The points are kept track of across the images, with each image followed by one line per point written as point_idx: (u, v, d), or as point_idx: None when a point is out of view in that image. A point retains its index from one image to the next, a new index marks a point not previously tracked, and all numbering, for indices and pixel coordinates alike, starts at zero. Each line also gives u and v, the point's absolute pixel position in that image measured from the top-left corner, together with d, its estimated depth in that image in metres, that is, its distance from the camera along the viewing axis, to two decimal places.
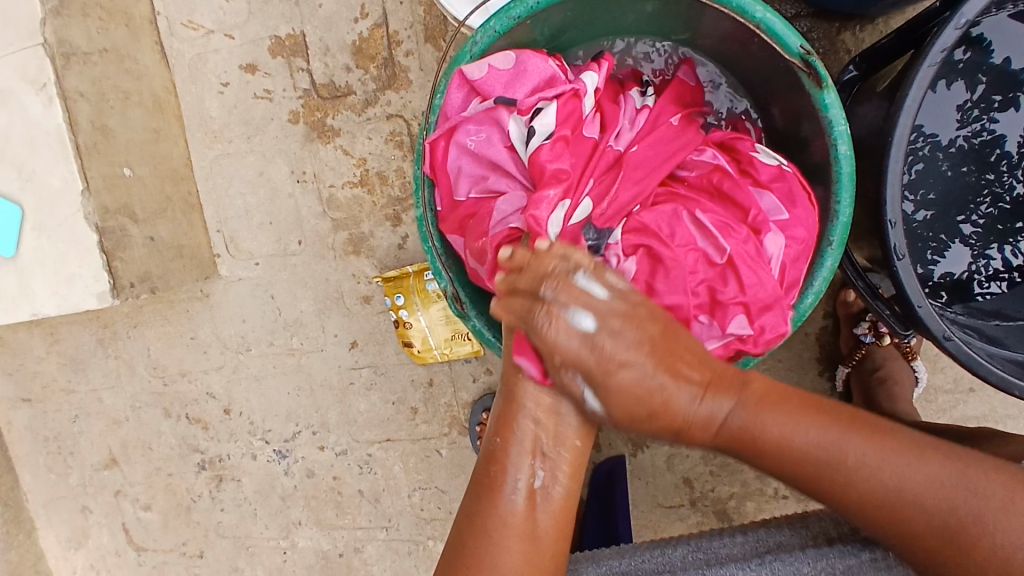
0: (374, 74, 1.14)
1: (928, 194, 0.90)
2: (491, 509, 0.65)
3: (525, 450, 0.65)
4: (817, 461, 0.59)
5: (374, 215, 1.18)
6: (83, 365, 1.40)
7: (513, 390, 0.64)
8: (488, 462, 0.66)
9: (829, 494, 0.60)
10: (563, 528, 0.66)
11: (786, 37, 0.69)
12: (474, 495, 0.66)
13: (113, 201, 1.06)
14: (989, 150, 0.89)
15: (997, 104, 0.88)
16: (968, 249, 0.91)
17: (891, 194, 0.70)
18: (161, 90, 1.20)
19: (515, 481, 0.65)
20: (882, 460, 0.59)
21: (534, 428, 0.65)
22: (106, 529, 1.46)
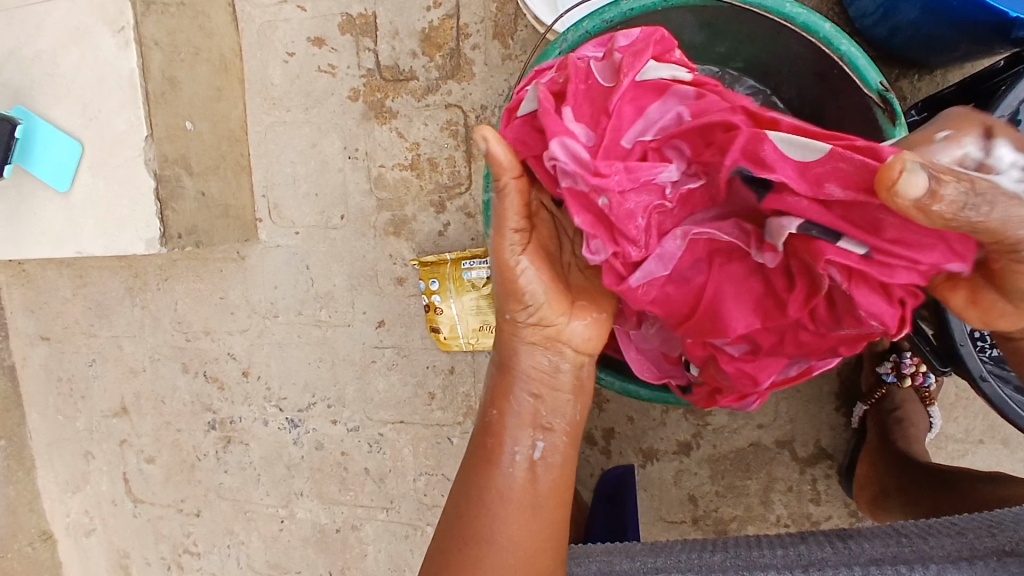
0: (438, 62, 1.17)
1: None
2: (488, 483, 0.66)
3: (522, 423, 0.68)
4: None
5: (419, 199, 1.20)
6: (108, 312, 1.41)
7: (509, 360, 0.69)
8: (485, 434, 0.68)
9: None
10: (560, 497, 0.67)
11: (867, 72, 0.72)
12: (468, 474, 0.68)
13: (173, 151, 1.08)
14: None
15: None
16: None
17: None
18: (228, 52, 1.23)
19: (511, 452, 0.67)
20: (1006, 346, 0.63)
21: (532, 401, 0.68)
22: (106, 477, 1.47)
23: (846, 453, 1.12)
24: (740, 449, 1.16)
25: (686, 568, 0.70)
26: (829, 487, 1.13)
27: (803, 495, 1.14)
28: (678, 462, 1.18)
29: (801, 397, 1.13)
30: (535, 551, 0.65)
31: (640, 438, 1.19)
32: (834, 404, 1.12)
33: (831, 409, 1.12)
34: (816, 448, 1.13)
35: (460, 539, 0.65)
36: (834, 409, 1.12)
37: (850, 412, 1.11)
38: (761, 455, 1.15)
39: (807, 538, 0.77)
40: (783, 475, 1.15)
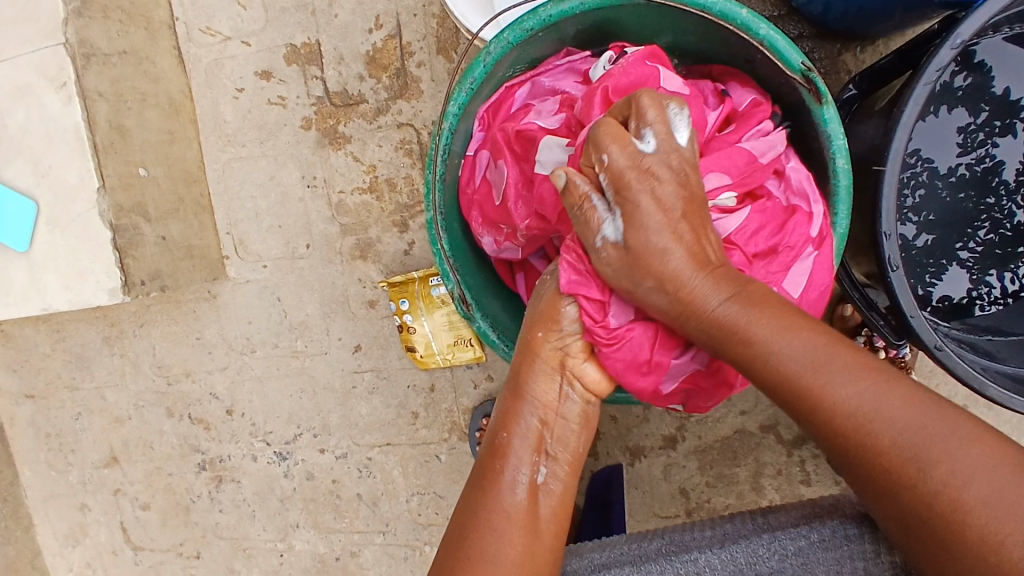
0: (386, 83, 1.17)
1: (929, 217, 0.93)
2: (492, 504, 0.67)
3: (527, 446, 0.69)
4: (797, 372, 0.57)
5: (382, 221, 1.20)
6: (88, 363, 1.41)
7: (521, 382, 0.71)
8: (491, 454, 0.70)
9: (813, 414, 0.57)
10: (561, 523, 0.68)
11: (788, 54, 0.71)
12: (473, 490, 0.69)
13: (128, 199, 1.09)
14: (990, 176, 0.92)
15: (998, 131, 0.91)
16: (966, 272, 0.93)
17: (886, 207, 0.73)
18: (177, 94, 1.23)
19: (516, 474, 0.68)
20: (830, 352, 0.57)
21: (540, 426, 0.70)
22: (104, 527, 1.46)
23: None
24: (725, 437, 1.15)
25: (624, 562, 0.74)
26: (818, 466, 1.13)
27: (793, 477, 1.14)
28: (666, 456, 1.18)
29: None
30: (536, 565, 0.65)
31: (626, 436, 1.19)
32: None
33: None
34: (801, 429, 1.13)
35: (456, 551, 0.65)
36: None
37: None
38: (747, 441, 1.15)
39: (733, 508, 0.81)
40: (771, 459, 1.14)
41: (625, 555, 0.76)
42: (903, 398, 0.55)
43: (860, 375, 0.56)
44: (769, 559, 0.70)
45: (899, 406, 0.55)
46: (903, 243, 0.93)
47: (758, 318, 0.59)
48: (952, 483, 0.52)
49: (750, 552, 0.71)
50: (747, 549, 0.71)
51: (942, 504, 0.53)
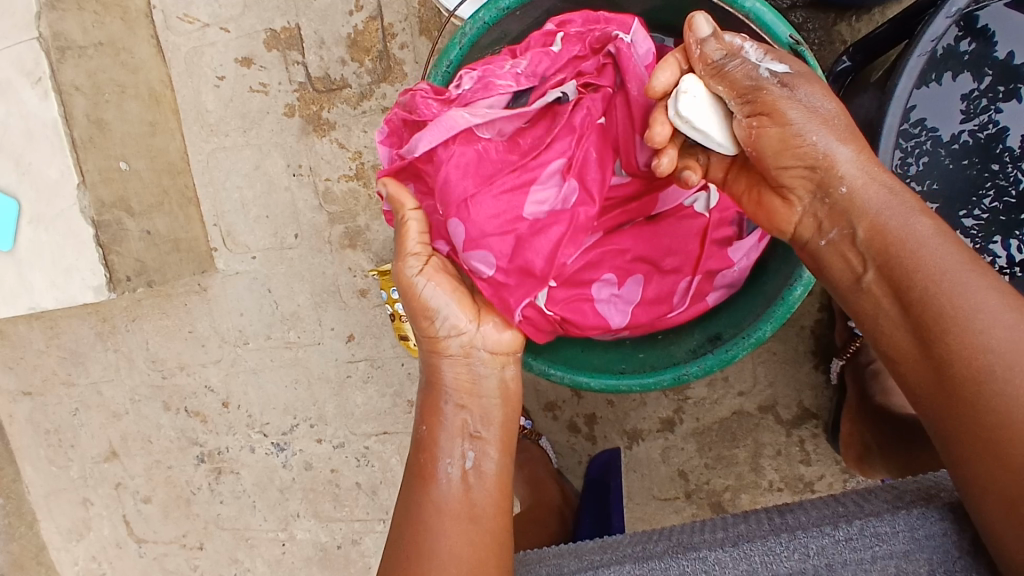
0: (369, 66, 1.14)
1: (933, 185, 0.90)
2: (425, 498, 0.70)
3: (452, 433, 0.73)
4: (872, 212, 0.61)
5: (370, 208, 1.18)
6: (83, 359, 1.41)
7: (433, 374, 0.76)
8: (417, 452, 0.73)
9: (930, 327, 0.56)
10: (500, 504, 0.71)
11: (775, 27, 0.69)
12: (408, 490, 0.72)
13: (110, 194, 1.07)
14: (993, 143, 0.89)
15: (1002, 97, 0.88)
16: (970, 241, 0.90)
17: None
18: (157, 84, 1.21)
19: (446, 467, 0.71)
20: (969, 265, 0.56)
21: (460, 410, 0.74)
22: (107, 521, 1.47)
23: (830, 411, 1.10)
24: (724, 419, 1.14)
25: (627, 560, 0.71)
26: (818, 446, 1.11)
27: (793, 457, 1.12)
28: (664, 439, 1.17)
29: (777, 358, 1.11)
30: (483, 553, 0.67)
31: (624, 419, 1.18)
32: (813, 362, 1.11)
33: (809, 367, 1.10)
34: (800, 409, 1.12)
35: (398, 555, 0.67)
36: (813, 367, 1.11)
37: (828, 367, 1.10)
38: (745, 422, 1.13)
39: (749, 513, 0.76)
40: (770, 440, 1.13)
41: (625, 554, 0.73)
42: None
43: (976, 268, 0.56)
44: (788, 558, 0.65)
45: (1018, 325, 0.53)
46: None
47: (918, 244, 0.58)
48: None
49: (768, 551, 0.66)
50: (762, 548, 0.67)
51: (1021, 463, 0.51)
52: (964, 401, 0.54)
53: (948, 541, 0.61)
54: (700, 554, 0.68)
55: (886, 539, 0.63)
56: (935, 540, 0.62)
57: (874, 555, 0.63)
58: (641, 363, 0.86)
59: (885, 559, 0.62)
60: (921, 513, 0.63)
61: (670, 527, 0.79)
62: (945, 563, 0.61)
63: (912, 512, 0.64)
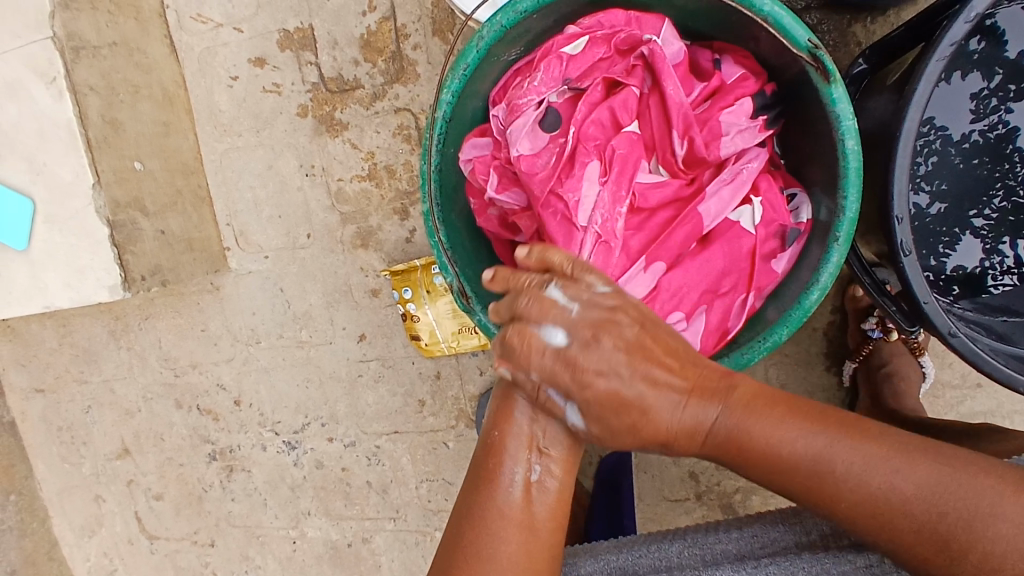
0: (382, 67, 1.14)
1: (942, 185, 0.90)
2: (488, 501, 0.64)
3: (520, 440, 0.66)
4: (806, 473, 0.58)
5: (382, 208, 1.19)
6: (96, 357, 1.42)
7: (511, 396, 0.67)
8: (485, 453, 0.67)
9: (827, 499, 0.58)
10: (560, 519, 0.66)
11: (794, 31, 0.69)
12: (467, 490, 0.66)
13: (124, 194, 1.08)
14: (1003, 142, 0.88)
15: (1013, 96, 0.87)
16: (980, 241, 0.90)
17: (897, 189, 0.71)
18: (171, 84, 1.21)
19: (511, 472, 0.65)
20: (831, 436, 0.58)
21: (530, 425, 0.66)
22: (119, 518, 1.48)
23: (842, 413, 1.10)
24: None
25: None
26: None
27: None
28: None
29: (790, 360, 1.11)
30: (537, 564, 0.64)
31: None
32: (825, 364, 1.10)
33: (821, 370, 1.10)
34: None
35: (454, 547, 0.64)
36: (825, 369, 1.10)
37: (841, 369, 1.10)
38: None
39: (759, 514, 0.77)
40: None
41: (644, 559, 0.74)
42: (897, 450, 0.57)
43: (843, 440, 0.57)
44: (805, 570, 0.66)
45: (887, 459, 0.56)
46: (916, 212, 0.90)
47: (757, 420, 0.59)
48: (972, 528, 0.54)
49: (784, 564, 0.67)
50: (780, 562, 0.68)
51: (956, 545, 0.55)
52: (867, 510, 0.57)
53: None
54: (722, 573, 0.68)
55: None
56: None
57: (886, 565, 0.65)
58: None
59: (893, 573, 0.65)
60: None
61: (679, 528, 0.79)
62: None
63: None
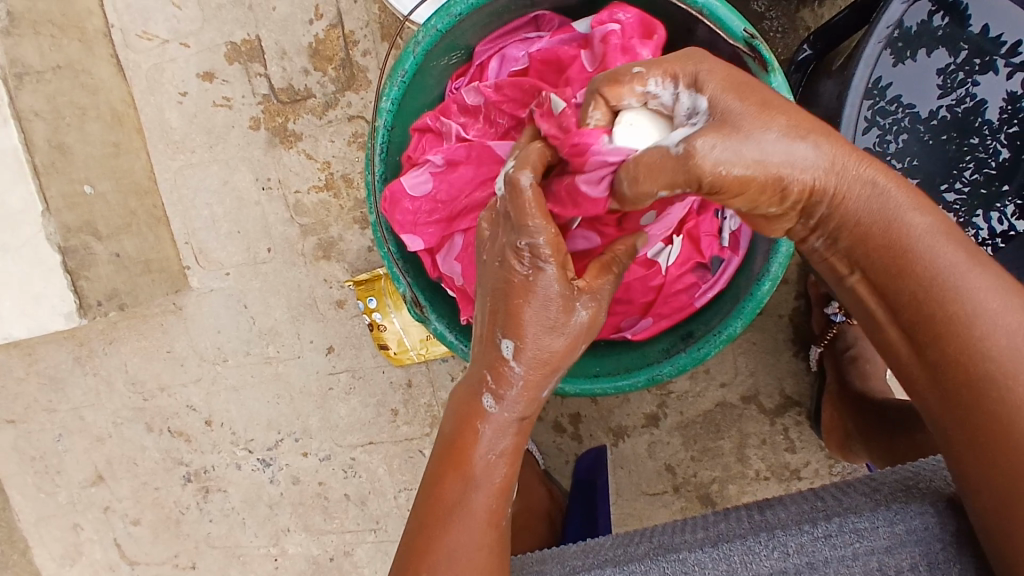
0: (332, 75, 1.13)
1: (913, 162, 0.90)
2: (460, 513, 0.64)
3: (483, 463, 0.66)
4: (873, 217, 0.57)
5: (342, 218, 1.17)
6: (62, 384, 1.39)
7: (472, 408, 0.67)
8: (441, 478, 0.65)
9: (884, 263, 0.57)
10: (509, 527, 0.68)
11: (730, 22, 0.69)
12: (420, 525, 0.65)
13: (75, 219, 1.06)
14: (972, 116, 0.88)
15: (978, 69, 0.87)
16: (953, 216, 0.90)
17: None
18: (119, 104, 1.19)
19: (470, 492, 0.65)
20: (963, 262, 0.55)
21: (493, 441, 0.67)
22: (98, 545, 1.46)
23: (812, 398, 1.10)
24: (707, 411, 1.14)
25: (607, 564, 0.69)
26: (801, 433, 1.12)
27: (777, 446, 1.13)
28: (649, 434, 1.17)
29: (758, 349, 1.12)
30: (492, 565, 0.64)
31: (607, 417, 1.18)
32: (793, 350, 1.11)
33: (790, 355, 1.11)
34: (782, 397, 1.12)
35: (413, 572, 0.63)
36: (793, 355, 1.11)
37: (808, 354, 1.10)
38: (729, 413, 1.13)
39: (733, 509, 0.75)
40: (755, 429, 1.13)
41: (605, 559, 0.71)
42: (1018, 297, 0.54)
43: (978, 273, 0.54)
44: (769, 557, 0.64)
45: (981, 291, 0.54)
46: None
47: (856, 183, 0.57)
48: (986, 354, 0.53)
49: (748, 549, 0.65)
50: (744, 546, 0.66)
51: (999, 420, 0.52)
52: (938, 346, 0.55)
53: (930, 534, 0.60)
54: (680, 555, 0.66)
55: (867, 534, 0.62)
56: (916, 538, 0.60)
57: (854, 552, 0.61)
58: (615, 366, 0.84)
59: (866, 555, 0.61)
60: (900, 506, 0.62)
61: (651, 529, 0.78)
62: (929, 557, 0.60)
63: (893, 507, 0.62)
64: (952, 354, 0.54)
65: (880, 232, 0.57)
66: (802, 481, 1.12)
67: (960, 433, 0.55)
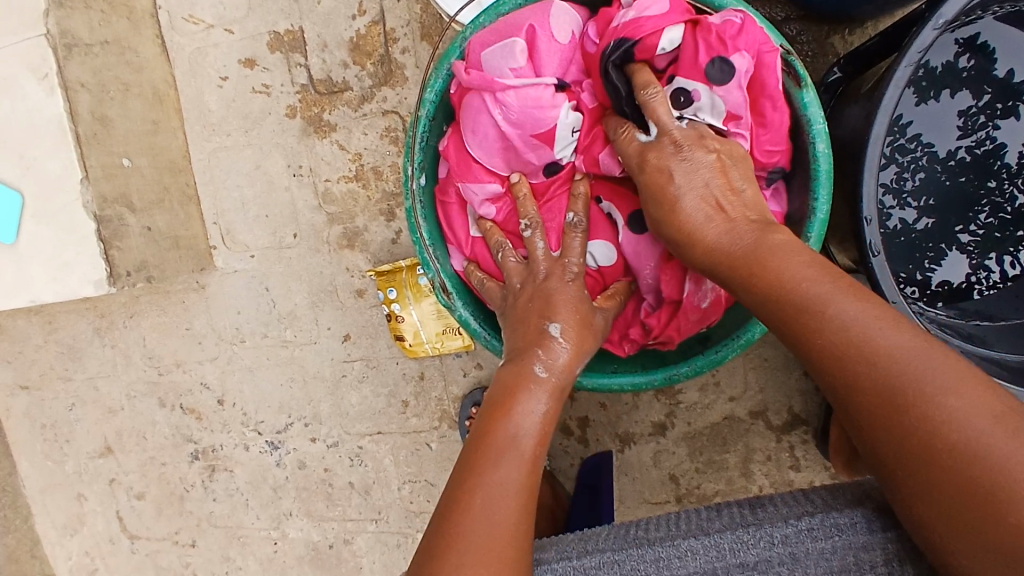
0: (370, 70, 1.16)
1: (929, 201, 0.91)
2: (480, 484, 0.63)
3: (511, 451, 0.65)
4: (819, 318, 0.57)
5: (369, 209, 1.20)
6: (80, 354, 1.41)
7: (509, 390, 0.70)
8: (473, 451, 0.66)
9: (833, 363, 0.57)
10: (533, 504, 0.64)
11: (768, 37, 0.74)
12: (459, 469, 0.66)
13: (111, 190, 1.09)
14: (991, 159, 0.90)
15: (1000, 113, 0.89)
16: (966, 257, 0.92)
17: (867, 193, 0.71)
18: (161, 84, 1.23)
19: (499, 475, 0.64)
20: (880, 319, 0.56)
21: (516, 413, 0.68)
22: (101, 517, 1.48)
23: (819, 418, 1.12)
24: (715, 423, 1.15)
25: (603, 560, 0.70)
26: (807, 452, 1.13)
27: (782, 463, 1.14)
28: (655, 443, 1.18)
29: (769, 366, 1.13)
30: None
31: (616, 423, 1.19)
32: (803, 368, 1.12)
33: (800, 374, 1.12)
34: (790, 415, 1.13)
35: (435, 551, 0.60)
36: (803, 374, 1.12)
37: None
38: (736, 427, 1.15)
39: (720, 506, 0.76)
40: (761, 445, 1.14)
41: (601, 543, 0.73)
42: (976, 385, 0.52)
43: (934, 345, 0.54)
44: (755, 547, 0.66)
45: (934, 357, 0.54)
46: (901, 228, 0.92)
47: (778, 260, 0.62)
48: (947, 434, 0.51)
49: (737, 538, 0.67)
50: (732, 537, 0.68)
51: (978, 498, 0.50)
52: (904, 436, 0.53)
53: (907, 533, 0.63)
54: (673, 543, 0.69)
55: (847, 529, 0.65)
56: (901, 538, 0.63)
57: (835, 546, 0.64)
58: (630, 361, 0.87)
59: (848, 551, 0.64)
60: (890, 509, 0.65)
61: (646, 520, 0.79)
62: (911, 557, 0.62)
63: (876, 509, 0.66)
64: (937, 444, 0.52)
65: (820, 342, 0.57)
66: None
67: (946, 517, 0.52)
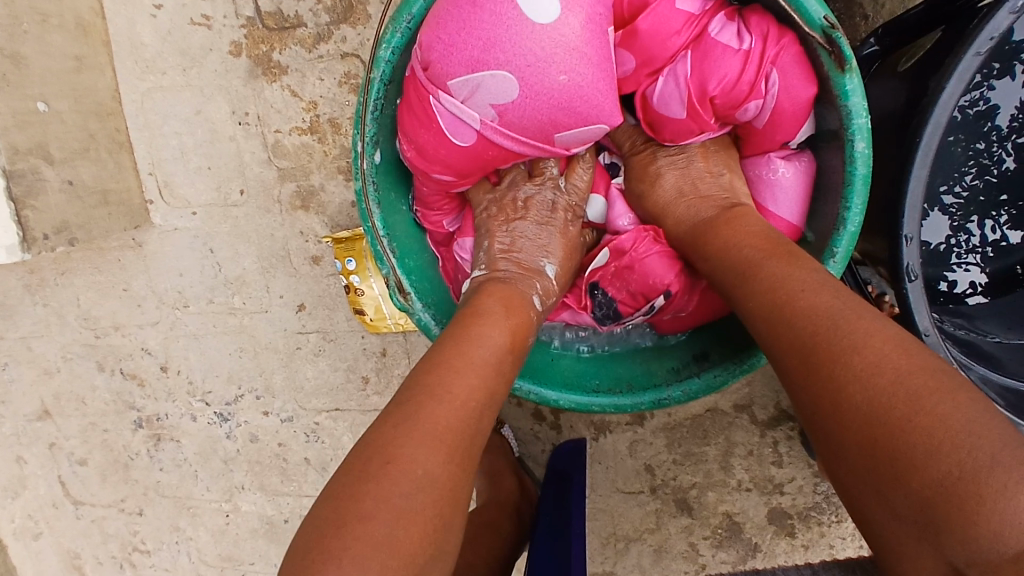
0: (328, 4, 1.00)
1: None
2: (436, 375, 0.57)
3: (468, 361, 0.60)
4: (764, 278, 0.61)
5: (325, 166, 1.06)
6: (11, 312, 1.28)
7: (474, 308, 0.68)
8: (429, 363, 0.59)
9: (778, 325, 0.58)
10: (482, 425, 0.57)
11: (809, 6, 0.64)
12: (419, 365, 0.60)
13: (26, 139, 0.97)
14: (983, 120, 0.80)
15: (995, 73, 0.78)
16: (947, 219, 0.82)
17: (909, 205, 0.59)
18: (86, 12, 1.06)
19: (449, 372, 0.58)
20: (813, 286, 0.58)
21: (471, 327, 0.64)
22: (43, 481, 1.38)
23: None
24: (696, 415, 1.09)
25: None
26: (791, 448, 1.06)
27: (764, 458, 1.07)
28: (631, 432, 1.11)
29: None
30: (443, 496, 0.50)
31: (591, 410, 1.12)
32: None
33: None
34: (776, 410, 1.06)
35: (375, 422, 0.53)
36: None
37: None
38: (719, 420, 1.08)
39: None
40: (743, 440, 1.08)
41: None
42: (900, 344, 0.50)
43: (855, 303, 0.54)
44: None
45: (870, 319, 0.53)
46: None
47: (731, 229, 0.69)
48: (865, 383, 0.49)
49: None
50: None
51: (899, 448, 0.46)
52: (832, 392, 0.51)
53: None
54: None
55: None
56: None
57: None
58: (616, 379, 0.81)
59: None
60: None
61: None
62: None
63: None
64: (854, 395, 0.49)
65: (758, 297, 0.61)
66: (784, 496, 1.07)
67: (870, 474, 0.48)
